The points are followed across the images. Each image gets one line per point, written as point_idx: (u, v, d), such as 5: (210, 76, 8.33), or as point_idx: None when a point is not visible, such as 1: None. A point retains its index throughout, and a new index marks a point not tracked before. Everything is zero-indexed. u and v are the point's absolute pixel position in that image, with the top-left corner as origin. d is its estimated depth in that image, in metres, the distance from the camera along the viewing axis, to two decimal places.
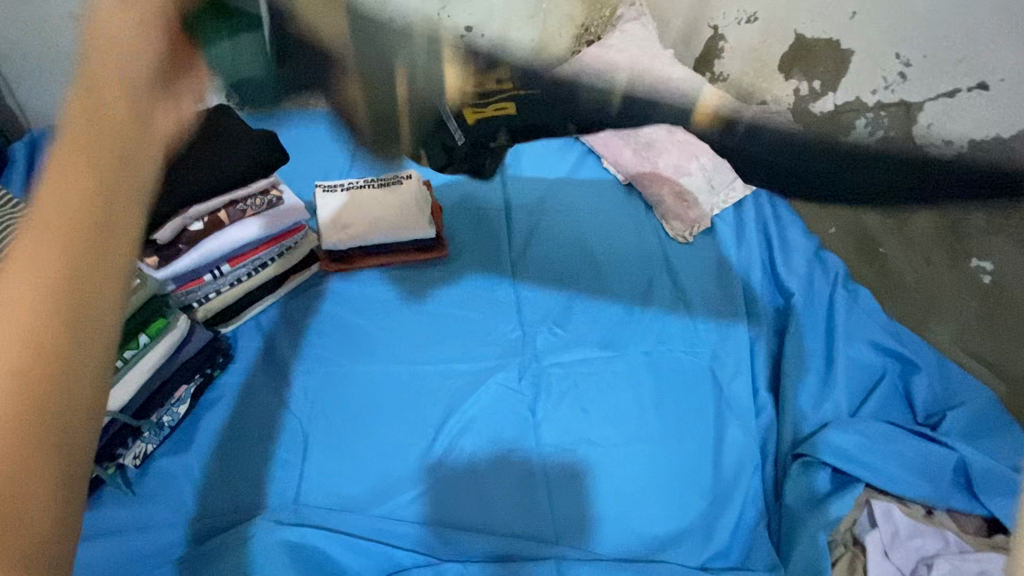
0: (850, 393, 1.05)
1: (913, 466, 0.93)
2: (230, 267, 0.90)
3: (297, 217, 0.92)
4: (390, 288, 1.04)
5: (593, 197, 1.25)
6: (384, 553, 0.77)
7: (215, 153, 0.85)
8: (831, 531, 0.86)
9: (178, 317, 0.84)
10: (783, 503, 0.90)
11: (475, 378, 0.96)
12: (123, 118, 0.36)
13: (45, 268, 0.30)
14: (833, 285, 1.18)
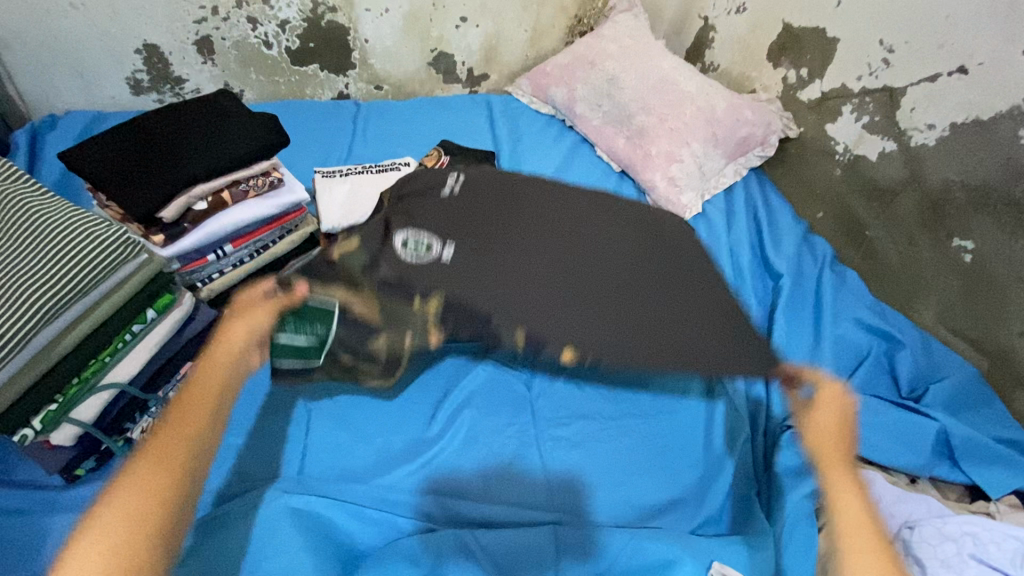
0: (836, 370, 1.09)
1: (896, 437, 0.96)
2: (233, 248, 0.91)
3: (298, 197, 0.93)
4: None
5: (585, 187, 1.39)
6: (386, 519, 0.79)
7: (219, 135, 0.86)
8: None
9: (184, 293, 0.83)
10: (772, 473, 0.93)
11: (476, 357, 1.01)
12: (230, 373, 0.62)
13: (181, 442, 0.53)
14: (821, 267, 1.26)
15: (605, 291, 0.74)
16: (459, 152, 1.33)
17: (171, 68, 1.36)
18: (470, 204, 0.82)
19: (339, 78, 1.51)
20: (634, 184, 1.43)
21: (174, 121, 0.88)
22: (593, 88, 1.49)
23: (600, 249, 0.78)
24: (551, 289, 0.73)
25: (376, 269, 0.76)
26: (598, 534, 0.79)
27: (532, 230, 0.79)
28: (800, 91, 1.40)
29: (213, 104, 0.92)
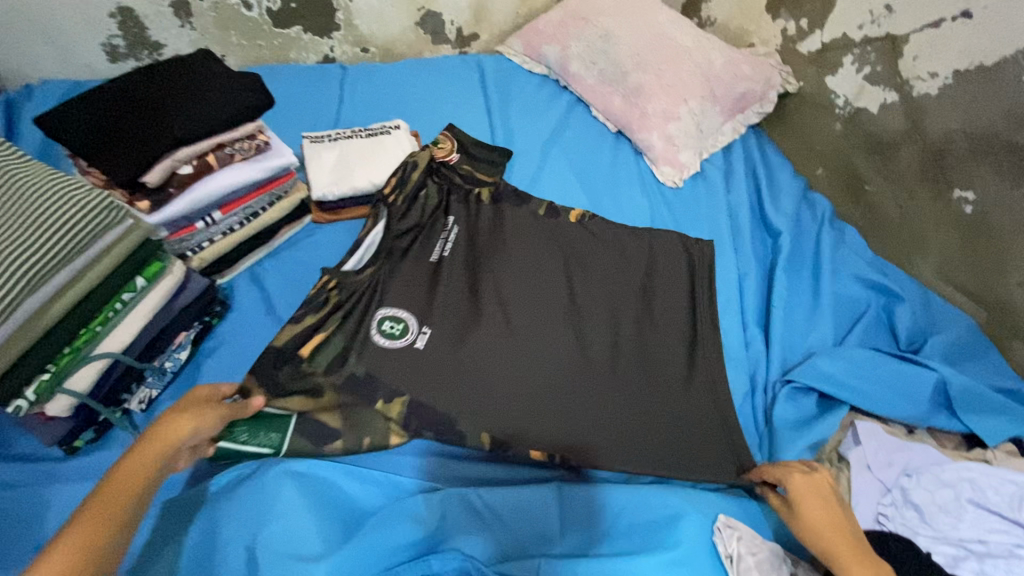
0: (836, 325, 1.10)
1: (895, 389, 0.97)
2: (222, 215, 0.88)
3: (286, 160, 0.91)
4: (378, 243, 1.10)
5: (581, 149, 1.37)
6: (391, 480, 0.80)
7: (200, 96, 0.83)
8: (815, 450, 0.92)
9: (174, 262, 0.82)
10: (772, 426, 0.94)
11: None
12: (160, 467, 0.63)
13: (138, 473, 0.60)
14: (821, 224, 1.25)
15: (550, 381, 0.88)
16: (474, 152, 1.20)
17: (147, 33, 1.29)
18: (456, 289, 0.97)
19: (324, 41, 1.45)
20: (631, 145, 1.40)
21: (153, 84, 0.84)
22: (587, 46, 1.44)
23: (586, 347, 0.93)
24: (519, 404, 0.85)
25: (344, 364, 0.86)
26: (595, 493, 0.79)
27: (502, 331, 0.92)
28: (800, 43, 1.36)
29: (192, 65, 0.88)
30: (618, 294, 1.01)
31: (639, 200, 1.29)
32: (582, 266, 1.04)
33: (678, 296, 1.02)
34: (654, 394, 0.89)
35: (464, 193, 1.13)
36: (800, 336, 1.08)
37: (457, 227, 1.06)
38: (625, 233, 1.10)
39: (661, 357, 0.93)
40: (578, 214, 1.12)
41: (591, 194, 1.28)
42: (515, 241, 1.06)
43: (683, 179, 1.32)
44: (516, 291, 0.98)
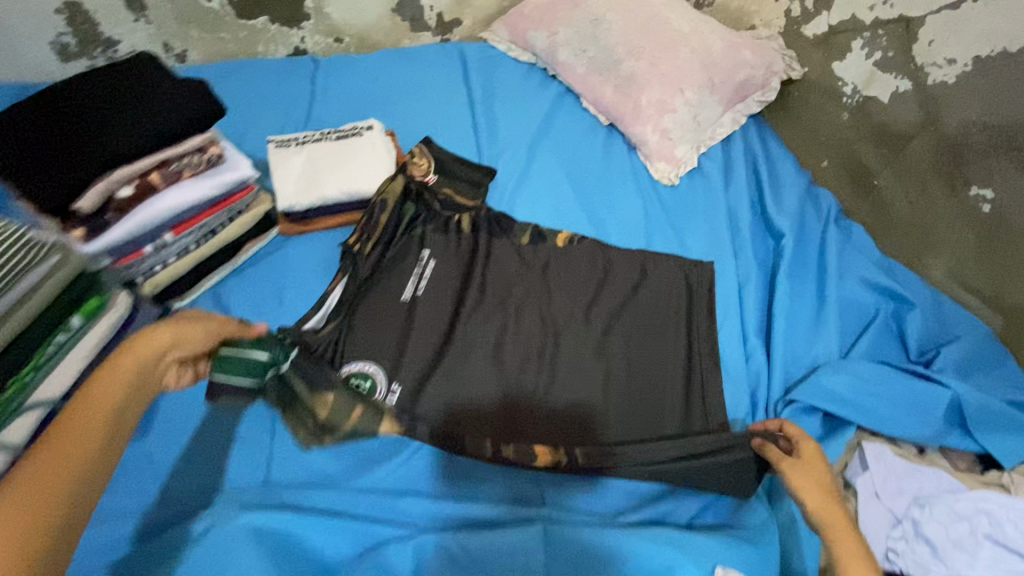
0: (842, 334, 1.04)
1: (909, 407, 0.91)
2: (174, 237, 0.81)
3: (241, 174, 0.82)
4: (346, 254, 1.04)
5: (571, 144, 1.29)
6: (339, 526, 0.74)
7: (131, 105, 0.73)
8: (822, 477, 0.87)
9: (117, 294, 0.73)
10: None
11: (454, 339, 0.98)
12: (144, 368, 0.65)
13: (122, 373, 0.63)
14: (825, 223, 1.17)
15: (529, 399, 0.90)
16: (451, 169, 1.15)
17: (99, 29, 1.19)
18: (427, 339, 0.95)
19: (293, 32, 1.35)
20: (624, 139, 1.31)
21: (81, 95, 0.75)
22: (576, 31, 1.34)
23: (574, 371, 0.93)
24: (495, 423, 0.87)
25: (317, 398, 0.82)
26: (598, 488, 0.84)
27: (484, 352, 0.94)
28: (805, 25, 1.27)
29: (129, 70, 0.79)
30: (602, 309, 1.02)
31: (632, 199, 1.20)
32: (562, 305, 1.02)
33: (675, 318, 1.02)
34: (657, 416, 0.90)
35: (442, 221, 1.09)
36: (803, 348, 1.01)
37: (433, 260, 1.04)
38: (614, 257, 1.09)
39: (661, 378, 0.94)
40: (566, 237, 1.10)
41: (582, 195, 1.20)
42: (490, 283, 1.03)
43: (679, 175, 1.24)
44: (492, 330, 0.96)
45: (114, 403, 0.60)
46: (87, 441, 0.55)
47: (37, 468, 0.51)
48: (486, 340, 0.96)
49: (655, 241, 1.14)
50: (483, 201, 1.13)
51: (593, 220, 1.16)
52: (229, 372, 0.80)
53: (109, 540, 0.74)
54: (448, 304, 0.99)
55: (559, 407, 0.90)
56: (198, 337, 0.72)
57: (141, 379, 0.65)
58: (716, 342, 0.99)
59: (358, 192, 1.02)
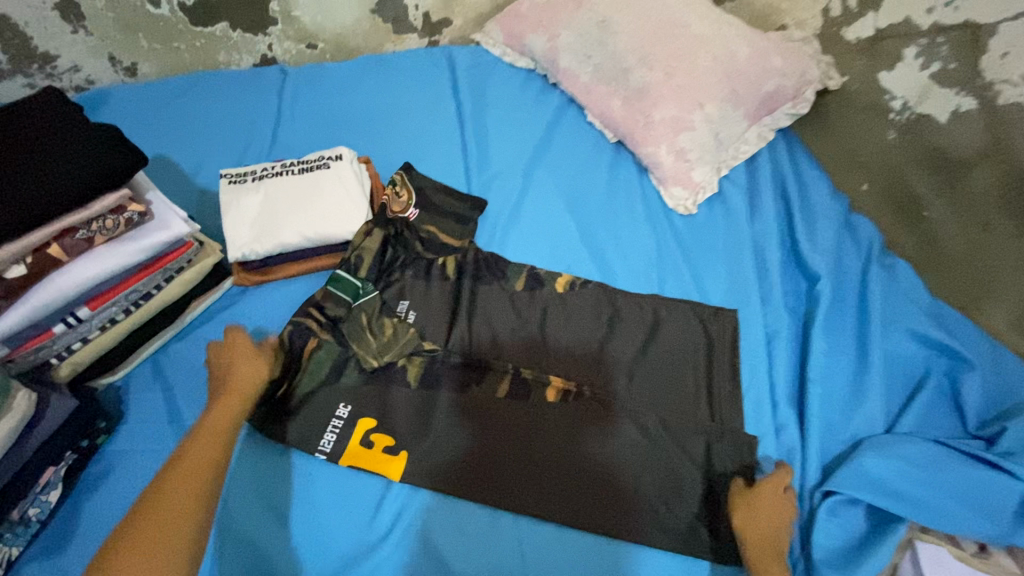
0: (886, 399, 0.89)
1: (967, 498, 0.77)
2: (91, 311, 0.67)
3: (172, 234, 0.69)
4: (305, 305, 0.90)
5: (573, 165, 1.13)
6: None
7: (11, 166, 0.59)
8: None
9: (16, 394, 0.61)
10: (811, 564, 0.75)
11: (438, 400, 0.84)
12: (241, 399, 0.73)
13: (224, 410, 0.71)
14: (867, 260, 1.02)
15: (515, 443, 0.81)
16: (435, 202, 1.01)
17: (31, 42, 1.05)
18: (397, 415, 0.82)
19: (259, 39, 1.19)
20: (634, 158, 1.15)
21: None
22: (580, 34, 1.18)
23: (569, 412, 0.83)
24: (476, 472, 0.79)
25: (340, 378, 0.83)
26: (614, 552, 0.76)
27: (469, 395, 0.84)
28: (847, 28, 1.12)
29: (16, 118, 0.64)
30: (605, 344, 0.90)
31: (643, 231, 1.05)
32: (564, 357, 0.88)
33: (692, 376, 0.88)
34: (682, 483, 0.79)
35: (424, 265, 0.95)
36: (841, 417, 0.87)
37: (413, 313, 0.90)
38: (621, 303, 0.94)
39: (697, 450, 0.81)
40: (566, 281, 0.96)
41: (585, 227, 1.05)
42: (475, 339, 0.89)
43: (696, 203, 1.08)
44: (480, 388, 0.84)
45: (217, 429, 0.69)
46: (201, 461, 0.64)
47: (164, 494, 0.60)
48: (473, 376, 0.85)
49: (670, 283, 1.00)
50: (470, 240, 0.99)
51: (598, 259, 1.02)
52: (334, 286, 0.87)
53: None
54: (437, 339, 0.88)
55: (549, 453, 0.80)
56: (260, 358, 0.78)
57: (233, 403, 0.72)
58: (740, 413, 0.86)
59: (323, 237, 0.88)
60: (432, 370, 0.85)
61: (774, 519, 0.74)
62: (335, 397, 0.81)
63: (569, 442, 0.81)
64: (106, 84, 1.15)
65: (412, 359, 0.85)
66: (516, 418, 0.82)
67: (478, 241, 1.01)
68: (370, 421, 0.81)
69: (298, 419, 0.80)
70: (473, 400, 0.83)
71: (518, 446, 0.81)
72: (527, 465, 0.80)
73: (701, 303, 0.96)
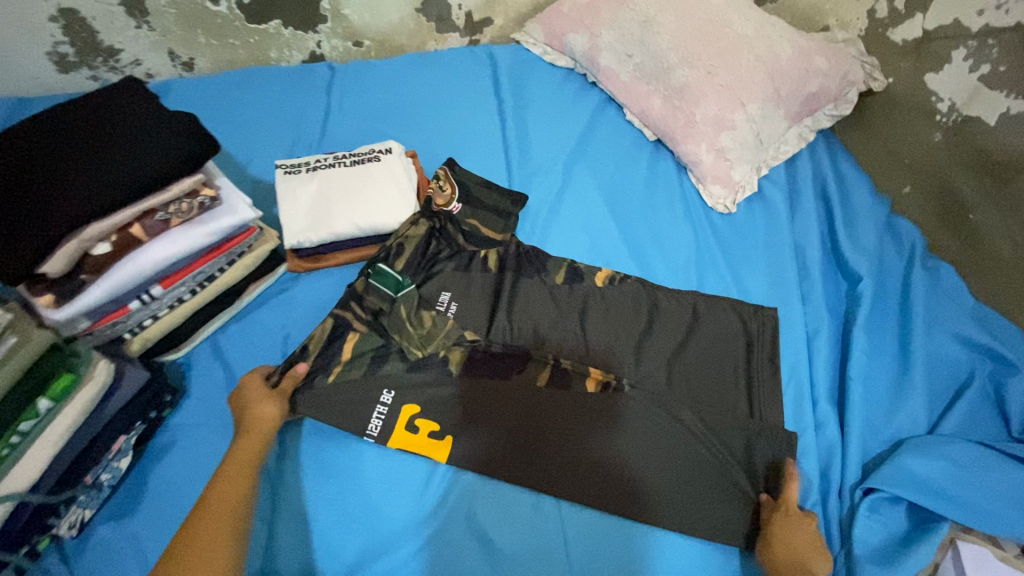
0: (929, 400, 0.89)
1: (1011, 499, 0.77)
2: (163, 290, 0.71)
3: (240, 220, 0.72)
4: None
5: (613, 162, 1.15)
6: None
7: (101, 153, 0.63)
8: None
9: (97, 363, 0.64)
10: (848, 555, 0.76)
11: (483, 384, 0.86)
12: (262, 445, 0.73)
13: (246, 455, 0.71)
14: (909, 261, 1.01)
15: (550, 426, 0.83)
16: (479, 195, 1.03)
17: (98, 37, 1.10)
18: (441, 401, 0.83)
19: (309, 36, 1.24)
20: (673, 157, 1.17)
21: (37, 143, 0.64)
22: (622, 33, 1.19)
23: (604, 399, 0.85)
24: (511, 453, 0.81)
25: (382, 365, 0.84)
26: (647, 537, 0.77)
27: (508, 378, 0.86)
28: (894, 29, 1.11)
29: (93, 109, 0.68)
30: (642, 333, 0.92)
31: (682, 229, 1.06)
32: (603, 349, 0.90)
33: (731, 371, 0.89)
34: (719, 475, 0.80)
35: (465, 257, 0.96)
36: (881, 416, 0.87)
37: (456, 302, 0.91)
38: (662, 296, 0.96)
39: (739, 443, 0.82)
40: (605, 276, 0.97)
41: (624, 223, 1.07)
42: (516, 329, 0.91)
43: (736, 202, 1.09)
44: (518, 372, 0.86)
45: (241, 472, 0.69)
46: (225, 500, 0.66)
47: (193, 534, 0.62)
48: (512, 360, 0.88)
49: (709, 280, 1.00)
50: (513, 234, 1.00)
51: (637, 254, 1.03)
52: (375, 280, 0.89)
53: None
54: (478, 323, 0.90)
55: (583, 438, 0.82)
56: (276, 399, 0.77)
57: (253, 444, 0.72)
58: (780, 408, 0.86)
59: (373, 227, 0.91)
60: (474, 362, 0.87)
61: (806, 531, 0.74)
62: (377, 384, 0.83)
63: (607, 435, 0.82)
64: (165, 78, 1.20)
65: (450, 351, 0.87)
66: (555, 409, 0.84)
67: (519, 233, 1.04)
68: (413, 406, 0.82)
69: (345, 404, 0.81)
70: (512, 382, 0.86)
71: (556, 436, 0.82)
72: (559, 450, 0.81)
73: (741, 300, 0.97)
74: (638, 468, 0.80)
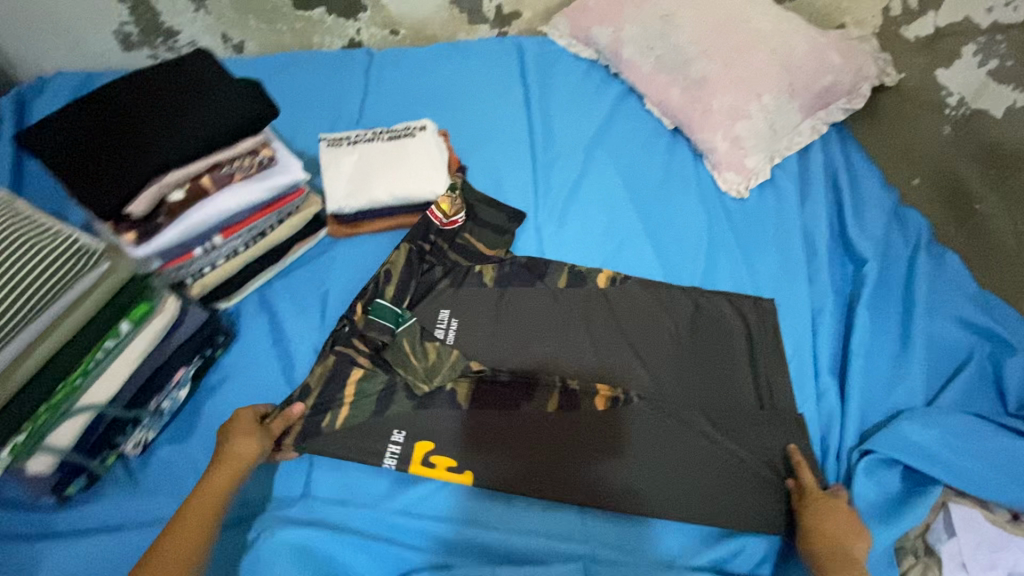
0: (928, 377, 0.94)
1: (1002, 466, 0.82)
2: (223, 239, 0.81)
3: (293, 179, 0.80)
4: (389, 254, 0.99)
5: (633, 148, 1.21)
6: (375, 549, 0.74)
7: (180, 111, 0.72)
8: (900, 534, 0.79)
9: (166, 299, 0.76)
10: None
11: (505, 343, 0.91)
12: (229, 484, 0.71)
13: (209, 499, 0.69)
14: (914, 248, 1.06)
15: (554, 435, 0.83)
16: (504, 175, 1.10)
17: (160, 19, 1.20)
18: (455, 406, 0.84)
19: (349, 23, 1.32)
20: (689, 145, 1.22)
21: (127, 102, 0.74)
22: (644, 27, 1.25)
23: (607, 408, 0.85)
24: (516, 465, 0.80)
25: (389, 405, 0.83)
26: (658, 532, 0.78)
27: (515, 389, 0.86)
28: (906, 27, 1.16)
29: (173, 74, 0.77)
30: (647, 340, 0.93)
31: (696, 212, 1.12)
32: (608, 359, 0.91)
33: (736, 363, 0.92)
34: (738, 471, 0.82)
35: (460, 272, 0.97)
36: (882, 390, 0.92)
37: (456, 319, 0.93)
38: (667, 292, 0.99)
39: (754, 433, 0.85)
40: (606, 277, 1.00)
41: (640, 204, 1.13)
42: (523, 347, 0.91)
43: (749, 188, 1.14)
44: (524, 387, 0.86)
45: (199, 518, 0.68)
46: (179, 548, 0.65)
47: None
48: (520, 375, 0.88)
49: (720, 260, 1.06)
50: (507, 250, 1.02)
51: (652, 233, 1.09)
52: (374, 316, 0.88)
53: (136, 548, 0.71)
54: (489, 345, 0.90)
55: (587, 443, 0.83)
56: (253, 437, 0.75)
57: (219, 486, 0.70)
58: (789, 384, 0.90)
59: (408, 197, 0.98)
60: (482, 396, 0.85)
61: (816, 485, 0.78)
62: (386, 422, 0.82)
63: (623, 455, 0.82)
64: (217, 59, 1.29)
65: (457, 387, 0.86)
66: (567, 427, 0.84)
67: (540, 255, 1.03)
68: (426, 444, 0.81)
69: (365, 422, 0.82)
70: (518, 393, 0.86)
71: (569, 451, 0.82)
72: (564, 457, 0.82)
73: (740, 293, 1.00)
74: (645, 464, 0.82)
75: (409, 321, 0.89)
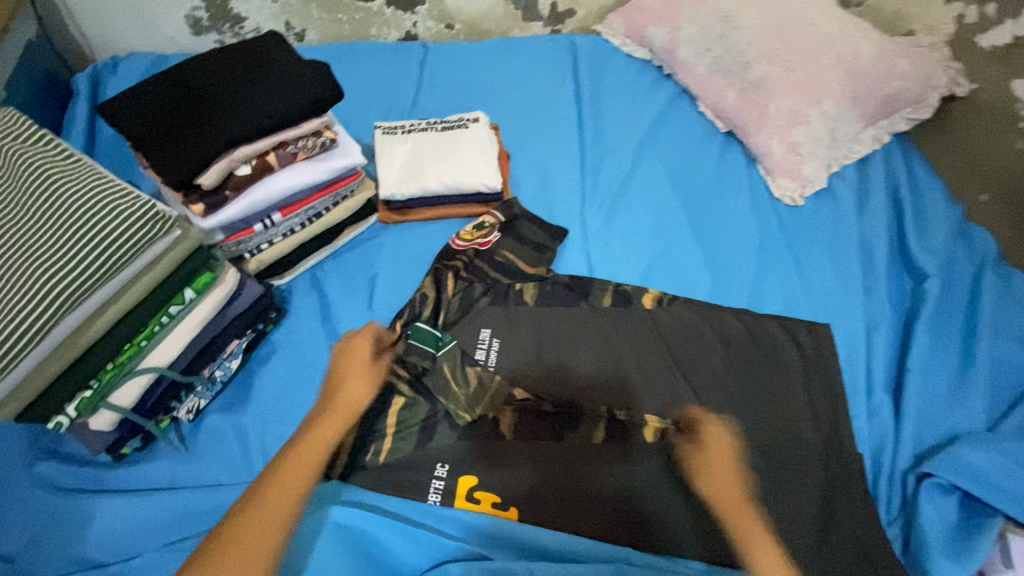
0: (991, 401, 0.89)
1: None
2: (282, 217, 0.85)
3: (352, 162, 0.83)
4: (436, 242, 1.00)
5: (685, 149, 1.19)
6: (416, 535, 0.72)
7: (252, 90, 0.75)
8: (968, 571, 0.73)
9: (227, 269, 0.79)
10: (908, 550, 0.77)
11: (552, 341, 0.91)
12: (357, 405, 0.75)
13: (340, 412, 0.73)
14: (980, 265, 1.01)
15: (592, 461, 0.79)
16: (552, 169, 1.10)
17: (229, 5, 1.25)
18: (503, 407, 0.83)
19: (407, 16, 1.34)
20: (743, 149, 1.20)
21: (203, 76, 0.77)
22: (702, 28, 1.23)
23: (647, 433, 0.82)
24: (554, 493, 0.77)
25: (432, 436, 0.80)
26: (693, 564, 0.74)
27: (558, 413, 0.83)
28: (981, 34, 1.10)
29: (247, 52, 0.80)
30: (689, 363, 0.90)
31: (748, 218, 1.09)
32: (648, 382, 0.88)
33: (792, 395, 0.88)
34: (801, 513, 0.77)
35: (503, 289, 0.95)
36: (938, 410, 0.88)
37: (498, 340, 0.90)
38: (713, 314, 0.95)
39: (816, 473, 0.80)
40: (654, 298, 0.97)
41: (690, 206, 1.11)
42: (567, 367, 0.88)
43: (804, 196, 1.11)
44: (569, 410, 0.84)
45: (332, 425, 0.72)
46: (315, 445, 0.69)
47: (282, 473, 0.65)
48: (564, 401, 0.85)
49: (772, 267, 1.03)
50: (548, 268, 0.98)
51: (701, 236, 1.07)
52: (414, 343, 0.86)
53: (179, 509, 0.72)
54: (533, 366, 0.88)
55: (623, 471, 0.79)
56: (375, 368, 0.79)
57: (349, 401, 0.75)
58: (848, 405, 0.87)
59: (459, 186, 0.99)
60: (528, 425, 0.82)
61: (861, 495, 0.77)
62: (430, 456, 0.79)
63: (688, 490, 0.77)
64: None
65: (505, 422, 0.82)
66: (612, 453, 0.80)
67: (589, 274, 1.00)
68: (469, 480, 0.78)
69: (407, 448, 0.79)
70: (560, 419, 0.83)
71: (607, 476, 0.79)
72: (602, 482, 0.78)
73: (792, 317, 0.96)
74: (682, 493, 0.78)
75: (449, 347, 0.86)
